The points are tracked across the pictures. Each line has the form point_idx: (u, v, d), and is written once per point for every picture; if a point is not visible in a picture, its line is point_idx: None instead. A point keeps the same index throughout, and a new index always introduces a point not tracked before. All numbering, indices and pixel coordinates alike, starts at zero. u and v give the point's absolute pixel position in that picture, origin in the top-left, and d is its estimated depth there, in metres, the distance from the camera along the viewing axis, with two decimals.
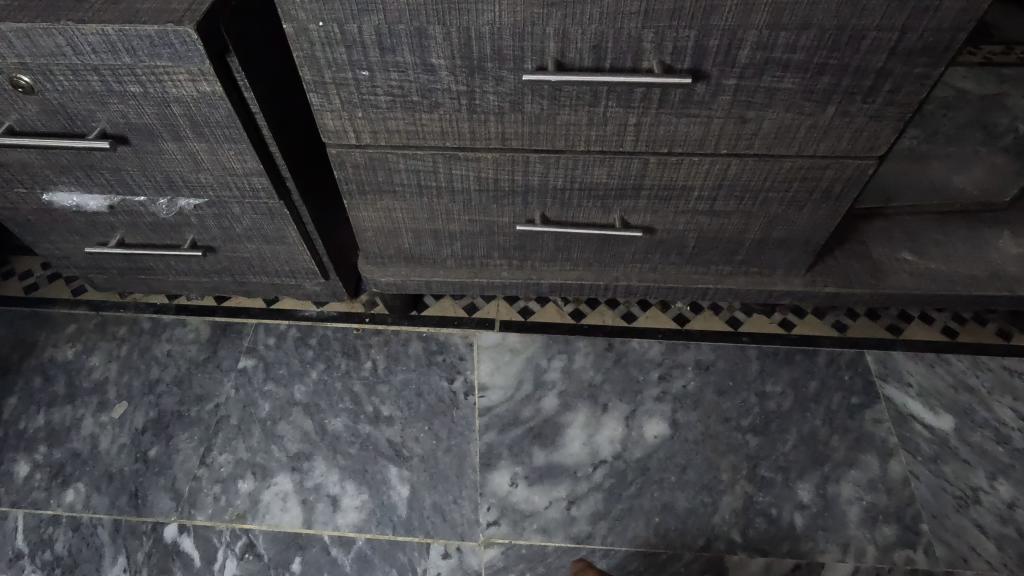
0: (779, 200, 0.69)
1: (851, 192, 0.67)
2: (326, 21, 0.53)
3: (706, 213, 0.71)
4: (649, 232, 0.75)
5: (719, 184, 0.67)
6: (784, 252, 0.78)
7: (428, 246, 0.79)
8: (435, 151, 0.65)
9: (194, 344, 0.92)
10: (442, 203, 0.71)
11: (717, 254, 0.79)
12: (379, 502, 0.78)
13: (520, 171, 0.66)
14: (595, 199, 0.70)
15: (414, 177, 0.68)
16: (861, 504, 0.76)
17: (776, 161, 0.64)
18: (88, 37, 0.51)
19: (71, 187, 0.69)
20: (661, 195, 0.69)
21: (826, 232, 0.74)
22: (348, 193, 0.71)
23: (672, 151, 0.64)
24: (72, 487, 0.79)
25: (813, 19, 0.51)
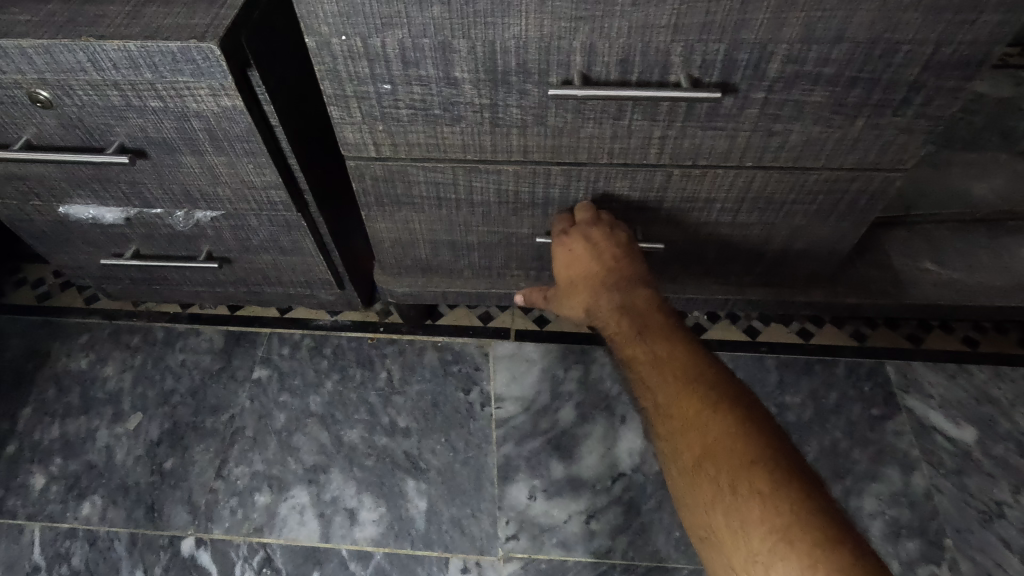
0: (804, 212, 0.68)
1: (877, 204, 0.66)
2: (349, 35, 0.52)
3: (728, 224, 0.71)
4: (670, 243, 0.74)
5: (743, 196, 0.66)
6: (805, 263, 0.77)
7: (446, 256, 0.79)
8: (455, 164, 0.64)
9: (208, 353, 0.92)
10: (461, 214, 0.71)
11: (738, 265, 0.78)
12: (397, 516, 0.77)
13: (541, 183, 0.65)
14: (615, 211, 0.69)
15: (433, 189, 0.67)
16: (884, 518, 0.76)
17: (802, 173, 0.63)
18: (109, 53, 0.50)
19: (87, 200, 0.69)
20: (683, 207, 0.68)
21: (849, 242, 0.73)
22: (366, 205, 0.70)
23: (696, 164, 0.63)
24: (88, 500, 0.79)
25: (846, 33, 0.50)
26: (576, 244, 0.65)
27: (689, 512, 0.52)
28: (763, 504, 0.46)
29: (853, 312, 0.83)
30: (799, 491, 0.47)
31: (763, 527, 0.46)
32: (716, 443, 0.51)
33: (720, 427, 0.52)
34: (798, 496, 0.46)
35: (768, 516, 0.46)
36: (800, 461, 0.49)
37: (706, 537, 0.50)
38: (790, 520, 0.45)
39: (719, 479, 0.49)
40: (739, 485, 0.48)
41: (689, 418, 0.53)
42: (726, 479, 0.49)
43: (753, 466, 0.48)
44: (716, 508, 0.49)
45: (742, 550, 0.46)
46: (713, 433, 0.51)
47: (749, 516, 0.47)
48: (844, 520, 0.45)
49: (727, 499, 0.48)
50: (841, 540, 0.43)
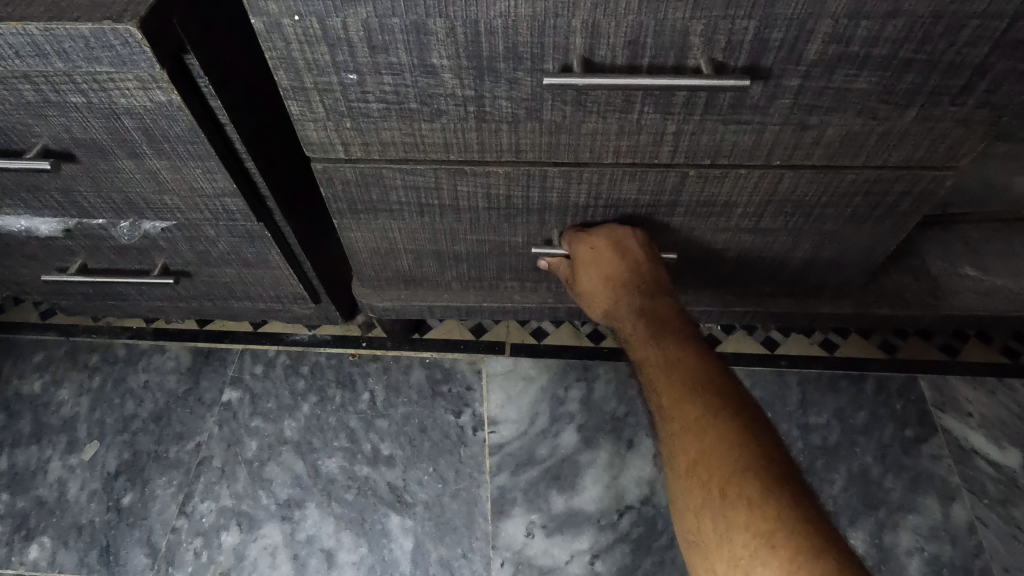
0: (837, 217, 0.60)
1: (920, 207, 0.58)
2: (303, 15, 0.43)
3: (749, 231, 0.62)
4: (681, 251, 0.66)
5: (768, 199, 0.58)
6: (835, 271, 0.68)
7: (431, 268, 0.70)
8: (437, 166, 0.55)
9: (173, 373, 0.83)
10: (446, 222, 0.62)
11: (759, 275, 0.69)
12: (379, 557, 0.69)
13: (536, 187, 0.57)
14: (620, 217, 0.61)
15: (413, 195, 0.59)
16: (923, 556, 0.68)
17: (838, 173, 0.54)
18: (8, 38, 0.41)
19: (18, 211, 0.60)
20: (699, 212, 0.60)
21: (884, 249, 0.65)
22: (337, 212, 0.61)
23: (715, 164, 0.54)
24: (36, 542, 0.71)
25: (904, 6, 0.41)
26: (597, 240, 0.59)
27: (677, 517, 0.49)
28: (750, 508, 0.43)
29: (884, 323, 0.75)
30: (791, 501, 0.43)
31: (747, 533, 0.43)
32: (711, 448, 0.47)
33: (718, 432, 0.48)
34: (789, 507, 0.43)
35: (754, 522, 0.43)
36: (797, 474, 0.45)
37: (691, 543, 0.47)
38: (778, 527, 0.42)
39: (710, 483, 0.46)
40: (728, 490, 0.45)
41: (687, 422, 0.50)
42: (717, 485, 0.45)
43: (746, 472, 0.45)
44: (705, 513, 0.46)
45: (725, 558, 0.43)
46: (710, 436, 0.48)
47: (734, 522, 0.43)
48: (836, 537, 0.41)
49: (715, 504, 0.45)
50: (829, 554, 0.40)
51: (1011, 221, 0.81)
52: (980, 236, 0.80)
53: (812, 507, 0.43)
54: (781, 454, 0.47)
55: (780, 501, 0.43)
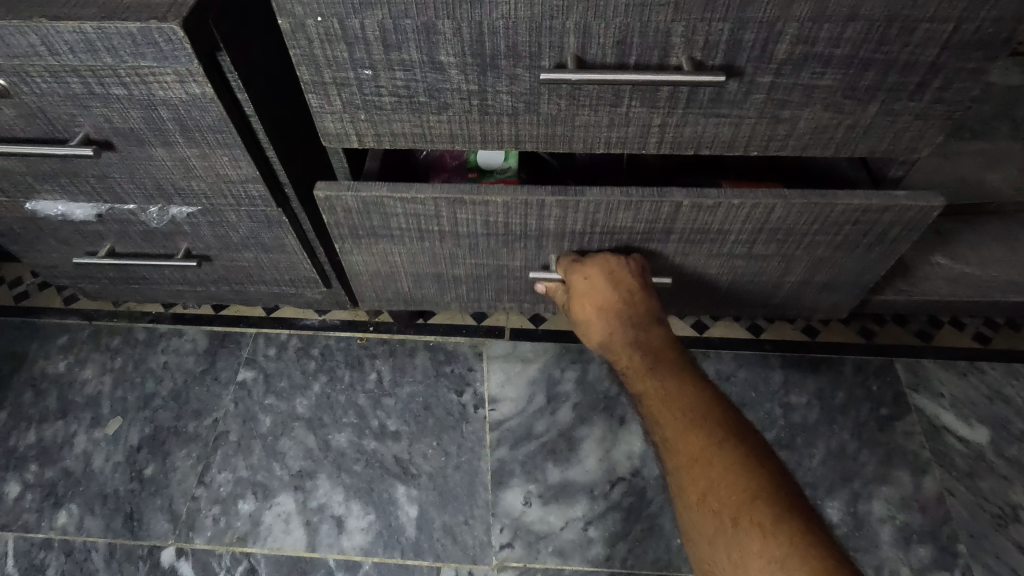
0: (827, 243, 0.64)
1: (908, 236, 0.62)
2: (325, 16, 0.48)
3: (742, 256, 0.66)
4: (676, 271, 0.70)
5: (761, 227, 0.62)
6: (827, 293, 0.73)
7: (430, 288, 0.75)
8: (437, 197, 0.59)
9: (191, 355, 0.88)
10: (446, 246, 0.66)
11: (751, 293, 0.74)
12: (386, 523, 0.74)
13: (533, 215, 0.60)
14: (616, 242, 0.65)
15: (414, 221, 0.62)
16: (894, 523, 0.72)
17: (828, 206, 0.58)
18: (65, 35, 0.46)
19: (56, 196, 0.65)
20: (694, 238, 0.64)
21: (874, 273, 0.69)
22: (339, 237, 0.66)
23: (707, 194, 0.58)
24: (65, 509, 0.76)
25: (861, 10, 0.46)
26: (592, 271, 0.62)
27: (693, 548, 0.51)
28: (762, 535, 0.46)
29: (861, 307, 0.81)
30: (797, 524, 0.46)
31: (762, 558, 0.46)
32: (717, 476, 0.51)
33: (723, 463, 0.52)
34: (798, 531, 0.46)
35: (767, 548, 0.46)
36: (802, 499, 0.49)
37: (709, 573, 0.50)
38: (790, 551, 0.45)
39: (722, 513, 0.49)
40: (740, 518, 0.48)
41: (693, 453, 0.53)
42: (728, 515, 0.49)
43: (755, 501, 0.48)
44: (720, 541, 0.49)
45: None
46: (717, 467, 0.51)
47: (748, 548, 0.46)
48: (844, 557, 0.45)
49: (728, 532, 0.48)
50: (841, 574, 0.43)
51: (981, 214, 0.86)
52: (952, 228, 0.85)
53: (818, 529, 0.47)
54: (784, 478, 0.51)
55: (790, 526, 0.46)
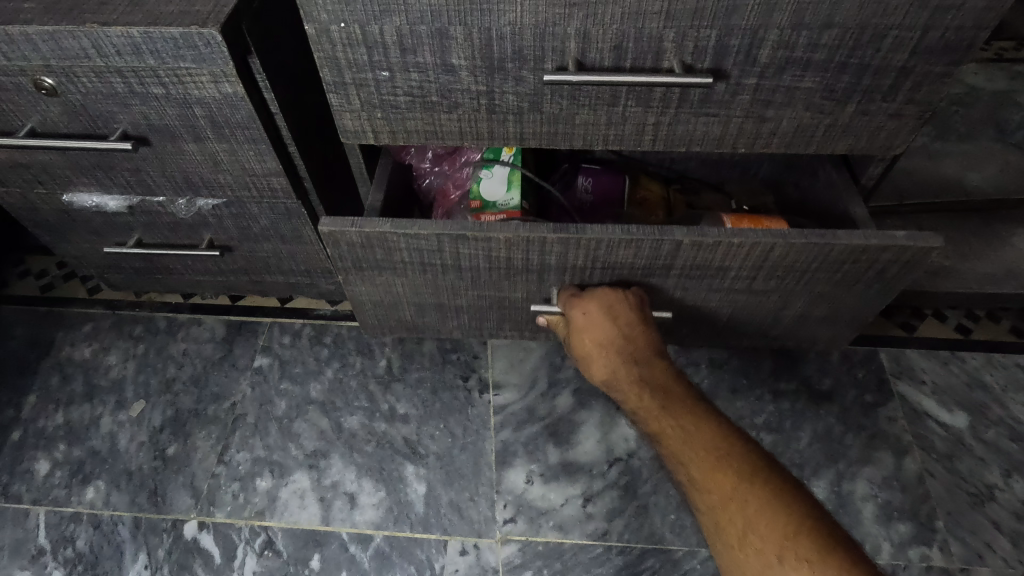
0: (826, 280, 0.65)
1: (907, 274, 0.63)
2: (348, 22, 0.53)
3: (743, 290, 0.67)
4: (678, 304, 0.71)
5: (760, 265, 0.63)
6: (826, 327, 0.75)
7: (433, 317, 0.78)
8: (439, 233, 0.60)
9: (209, 343, 0.93)
10: (448, 278, 0.68)
11: (752, 323, 0.75)
12: (397, 499, 0.78)
13: (535, 251, 0.62)
14: (617, 276, 0.66)
15: (416, 256, 0.64)
16: (876, 501, 0.77)
17: (827, 247, 0.59)
18: (114, 39, 0.51)
19: (91, 188, 0.70)
20: (694, 274, 0.65)
21: (874, 308, 0.70)
22: (343, 269, 0.68)
23: (707, 233, 0.59)
24: (92, 485, 0.80)
25: (835, 19, 0.51)
26: (591, 306, 0.64)
27: None
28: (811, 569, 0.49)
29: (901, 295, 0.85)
30: (842, 556, 0.49)
31: None
32: (754, 515, 0.53)
33: (757, 501, 0.54)
34: (846, 563, 0.48)
35: None
36: (838, 528, 0.52)
37: None
38: None
39: (766, 551, 0.51)
40: (786, 555, 0.50)
41: (726, 493, 0.55)
42: (773, 552, 0.51)
43: (796, 536, 0.51)
44: None
45: None
46: (752, 505, 0.54)
47: None
48: None
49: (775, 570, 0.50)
50: None
51: (961, 211, 0.91)
52: (933, 224, 0.89)
53: (860, 556, 0.49)
54: (817, 508, 0.53)
55: (836, 558, 0.49)
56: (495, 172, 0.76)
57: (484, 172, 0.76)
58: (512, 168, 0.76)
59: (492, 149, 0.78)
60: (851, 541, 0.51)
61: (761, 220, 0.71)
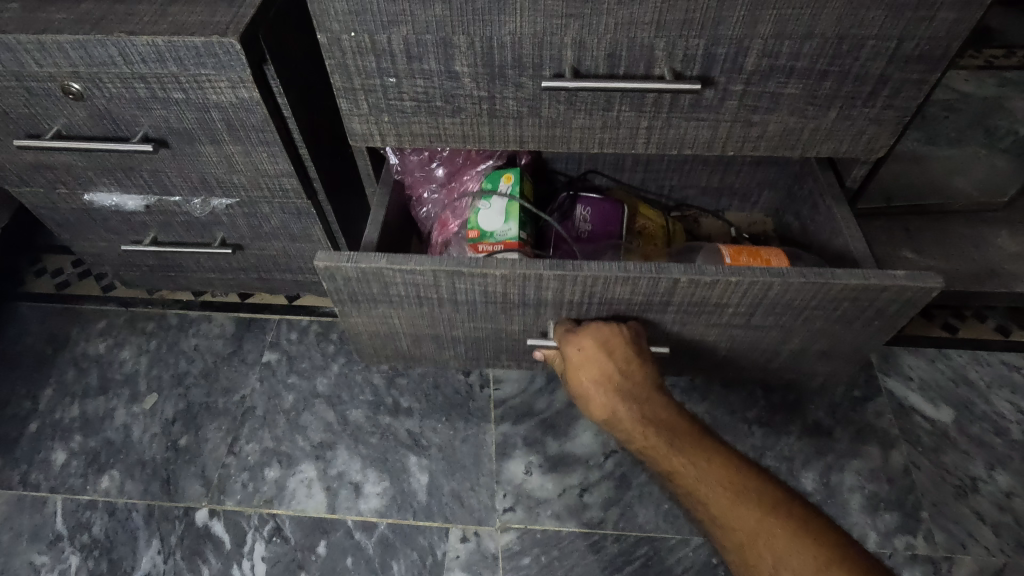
0: (826, 316, 0.64)
1: (906, 310, 0.62)
2: (358, 32, 0.57)
3: (741, 325, 0.67)
4: (676, 338, 0.71)
5: (758, 302, 0.62)
6: (826, 361, 0.74)
7: (429, 348, 0.78)
8: (434, 269, 0.60)
9: (220, 338, 0.96)
10: (445, 311, 0.68)
11: (750, 358, 0.74)
12: (400, 489, 0.81)
13: (531, 287, 0.62)
14: (613, 311, 0.66)
15: (412, 289, 0.64)
16: (863, 492, 0.79)
17: (826, 285, 0.59)
18: (140, 47, 0.55)
19: (110, 188, 0.73)
20: (692, 309, 0.64)
21: (874, 342, 0.69)
22: (339, 301, 0.68)
23: (705, 271, 0.59)
24: (107, 474, 0.83)
25: (815, 29, 0.54)
26: (587, 341, 0.63)
27: None
28: None
29: None
30: None
31: None
32: (782, 549, 0.53)
33: (782, 534, 0.53)
34: None
35: None
36: (865, 551, 0.52)
37: None
38: None
39: None
40: None
41: (749, 529, 0.55)
42: None
43: (828, 566, 0.51)
44: None
45: None
46: (778, 539, 0.53)
47: None
48: None
49: None
50: None
51: (948, 213, 0.94)
52: (920, 225, 0.92)
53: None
54: (840, 533, 0.53)
55: None
56: (493, 203, 0.75)
57: (483, 203, 0.76)
58: (511, 199, 0.75)
59: (492, 179, 0.78)
60: (880, 564, 0.51)
61: (760, 251, 0.74)
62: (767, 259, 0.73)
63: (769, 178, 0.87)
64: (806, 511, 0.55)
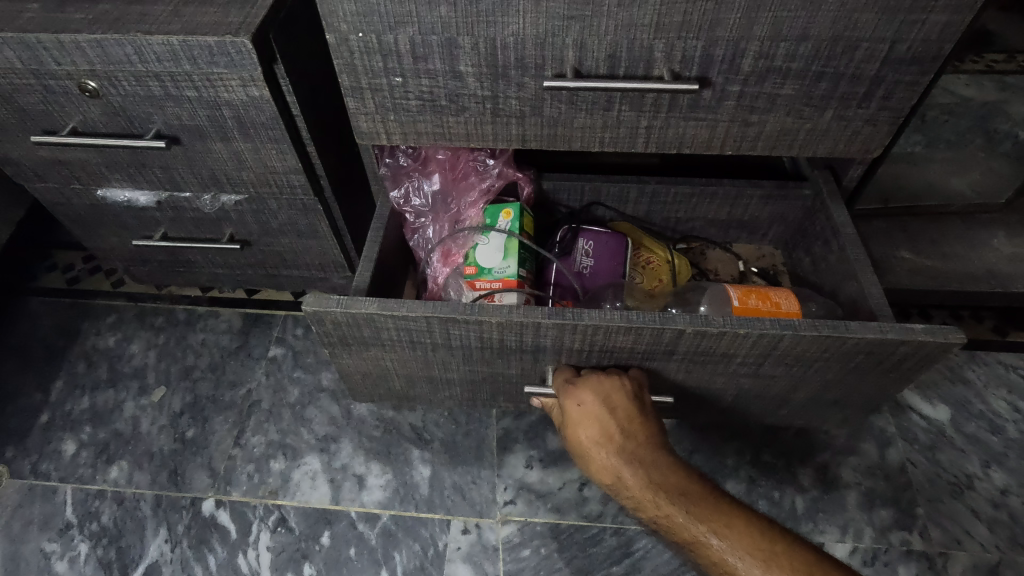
0: (839, 367, 0.63)
1: (923, 362, 0.61)
2: (366, 32, 0.58)
3: (748, 374, 0.66)
4: (679, 386, 0.70)
5: (767, 353, 0.61)
6: (837, 408, 0.72)
7: (424, 390, 0.77)
8: (428, 316, 0.60)
9: (227, 333, 0.98)
10: (439, 355, 0.68)
11: (758, 403, 0.73)
12: (403, 481, 0.82)
13: (529, 334, 0.61)
14: (615, 360, 0.65)
15: (404, 333, 0.64)
16: (860, 489, 0.80)
17: (838, 340, 0.58)
18: (155, 47, 0.57)
19: (123, 184, 0.75)
20: (698, 359, 0.63)
21: (889, 392, 0.68)
22: (330, 343, 0.67)
23: (711, 322, 0.58)
24: (116, 464, 0.85)
25: (810, 32, 0.55)
26: (586, 396, 0.62)
27: None
28: None
29: (906, 296, 0.89)
30: None
31: None
32: None
33: None
34: None
35: None
36: None
37: None
38: None
39: None
40: None
41: None
42: None
43: None
44: None
45: None
46: None
47: None
48: None
49: None
50: None
51: (945, 214, 0.96)
52: (918, 226, 0.94)
53: None
54: None
55: None
56: (492, 239, 0.76)
57: (482, 239, 0.76)
58: (509, 235, 0.75)
59: (491, 214, 0.79)
60: None
61: (769, 293, 0.70)
62: (777, 301, 0.70)
63: (779, 212, 0.84)
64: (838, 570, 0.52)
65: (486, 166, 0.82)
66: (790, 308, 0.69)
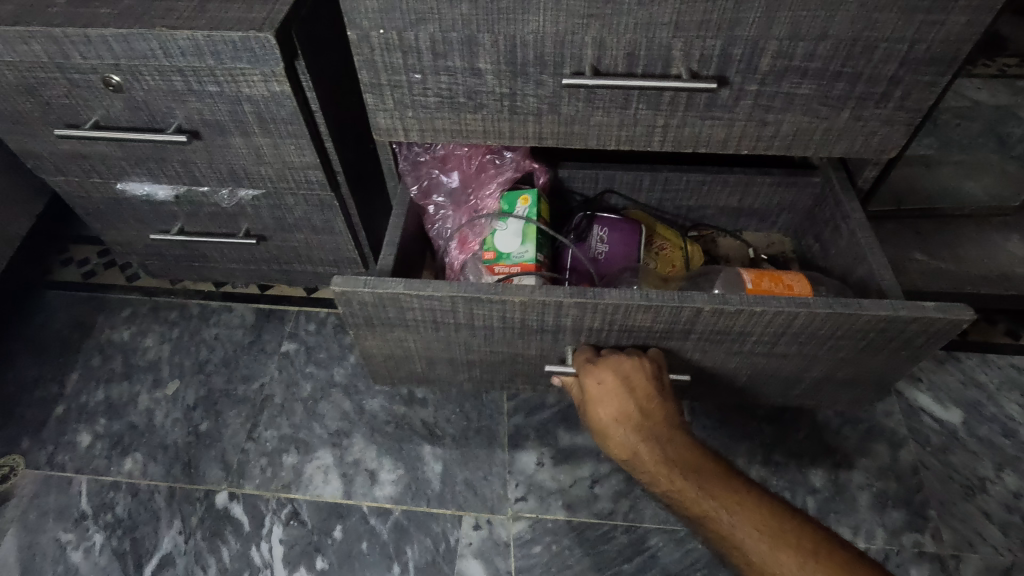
0: (852, 345, 0.63)
1: (934, 341, 0.62)
2: (386, 29, 0.59)
3: (762, 353, 0.66)
4: (695, 365, 0.70)
5: (782, 331, 0.61)
6: (848, 390, 0.73)
7: (443, 369, 0.77)
8: (453, 294, 0.60)
9: (240, 327, 0.98)
10: (461, 334, 0.68)
11: (768, 385, 0.73)
12: (414, 477, 0.83)
13: (550, 313, 0.61)
14: (632, 341, 0.65)
15: (429, 314, 0.64)
16: (871, 490, 0.80)
17: (853, 316, 0.58)
18: (179, 42, 0.57)
19: (142, 178, 0.76)
20: (714, 337, 0.63)
21: (900, 371, 0.68)
22: (355, 325, 0.68)
23: (729, 300, 0.59)
24: (130, 456, 0.86)
25: (829, 31, 0.56)
26: (606, 374, 0.62)
27: None
28: None
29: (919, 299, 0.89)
30: None
31: None
32: None
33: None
34: None
35: None
36: None
37: None
38: None
39: None
40: None
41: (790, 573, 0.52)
42: None
43: None
44: None
45: None
46: None
47: None
48: None
49: None
50: None
51: (958, 217, 0.95)
52: (931, 229, 0.94)
53: None
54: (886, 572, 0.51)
55: None
56: (510, 225, 0.76)
57: (500, 225, 0.77)
58: (527, 221, 0.75)
59: (508, 201, 0.79)
60: None
61: (781, 275, 0.71)
62: (788, 284, 0.70)
63: (790, 202, 0.84)
64: (847, 551, 0.52)
65: (503, 159, 0.83)
66: (803, 290, 0.70)
